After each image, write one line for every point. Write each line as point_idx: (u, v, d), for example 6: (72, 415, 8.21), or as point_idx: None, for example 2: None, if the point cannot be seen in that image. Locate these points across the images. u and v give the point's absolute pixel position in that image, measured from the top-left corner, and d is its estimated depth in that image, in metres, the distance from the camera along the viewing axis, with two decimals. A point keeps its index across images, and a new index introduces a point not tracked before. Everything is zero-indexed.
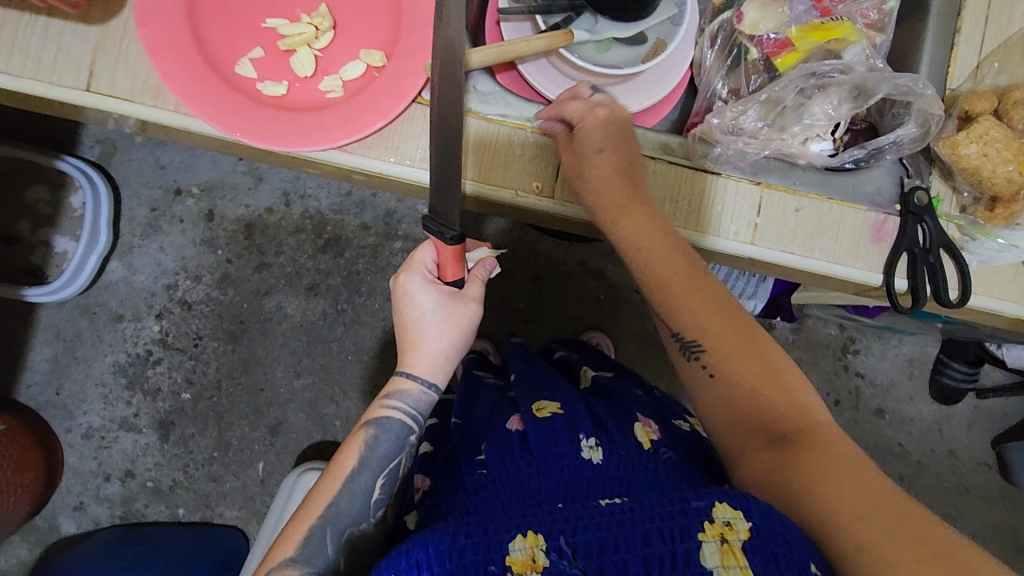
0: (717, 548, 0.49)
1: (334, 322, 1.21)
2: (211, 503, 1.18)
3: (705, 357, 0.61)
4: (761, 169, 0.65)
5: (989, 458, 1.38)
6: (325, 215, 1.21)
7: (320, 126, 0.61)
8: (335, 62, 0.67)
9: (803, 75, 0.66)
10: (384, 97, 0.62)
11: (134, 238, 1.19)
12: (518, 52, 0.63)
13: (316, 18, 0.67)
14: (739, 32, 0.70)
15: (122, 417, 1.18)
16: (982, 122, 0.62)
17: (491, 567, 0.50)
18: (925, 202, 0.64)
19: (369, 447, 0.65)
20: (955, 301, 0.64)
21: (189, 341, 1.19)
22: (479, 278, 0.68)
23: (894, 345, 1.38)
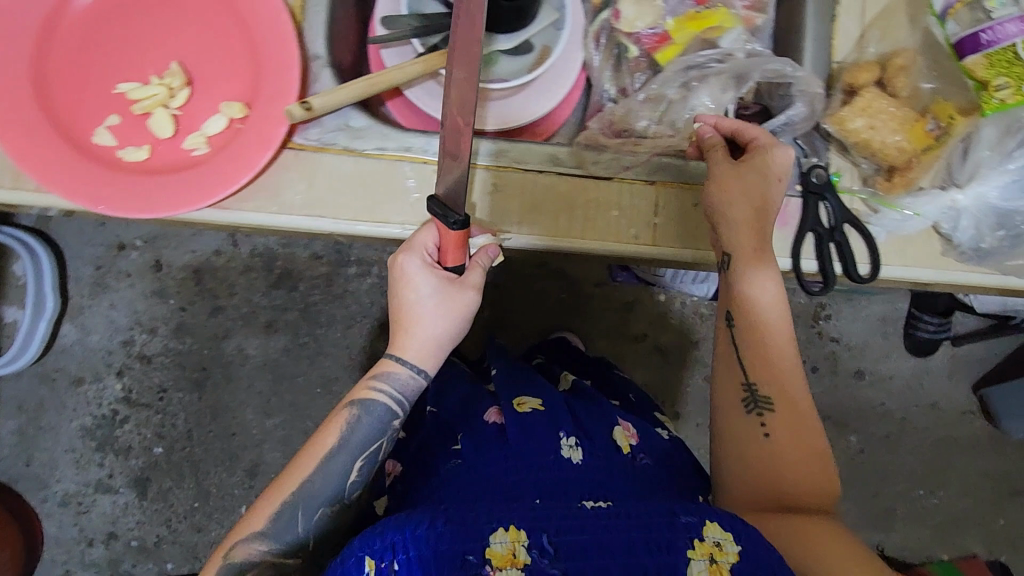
0: (705, 566, 0.52)
1: (298, 357, 1.20)
2: (199, 554, 1.17)
3: (768, 414, 0.62)
4: (654, 169, 0.65)
5: (972, 405, 1.38)
6: (273, 250, 1.20)
7: (187, 186, 0.60)
8: (196, 118, 0.65)
9: (682, 70, 0.67)
10: (250, 147, 0.60)
11: (83, 298, 1.17)
12: (390, 80, 0.62)
13: (167, 78, 0.65)
14: (618, 30, 0.70)
15: (97, 479, 1.16)
16: (864, 95, 0.63)
17: (469, 557, 0.52)
18: (825, 179, 0.63)
19: (350, 427, 0.63)
20: (866, 275, 0.63)
21: (154, 395, 1.18)
22: (480, 265, 0.61)
23: (863, 305, 1.37)
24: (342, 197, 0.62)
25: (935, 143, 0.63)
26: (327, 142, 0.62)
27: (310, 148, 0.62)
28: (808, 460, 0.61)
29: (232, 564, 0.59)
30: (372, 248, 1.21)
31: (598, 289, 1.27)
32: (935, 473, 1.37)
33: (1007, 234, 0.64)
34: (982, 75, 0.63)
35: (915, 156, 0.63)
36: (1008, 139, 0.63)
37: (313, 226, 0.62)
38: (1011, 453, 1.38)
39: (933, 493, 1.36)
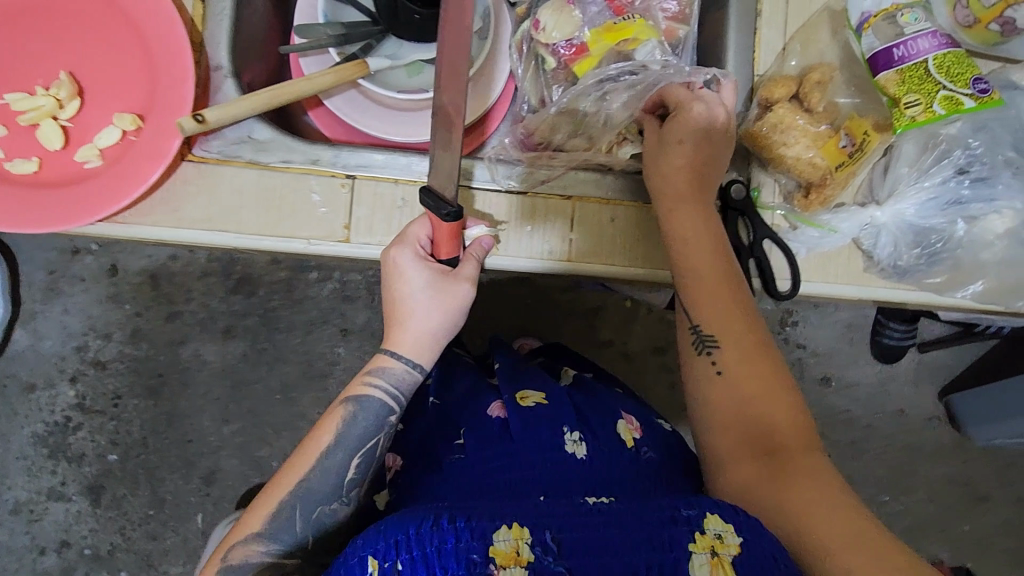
0: (706, 560, 0.48)
1: (255, 363, 1.18)
2: (154, 562, 1.15)
3: (717, 353, 0.60)
4: (570, 183, 0.65)
5: (938, 412, 1.37)
6: (231, 255, 1.18)
7: (76, 200, 0.58)
8: (89, 129, 0.63)
9: (594, 81, 0.65)
10: (144, 160, 0.58)
11: (35, 303, 1.15)
12: (299, 91, 0.62)
13: (54, 88, 0.62)
14: (537, 40, 0.69)
15: (49, 487, 1.14)
16: (777, 110, 0.62)
17: (474, 556, 0.47)
18: (743, 195, 0.64)
19: (346, 424, 0.62)
20: (787, 291, 0.64)
21: (108, 401, 1.16)
22: (475, 256, 0.61)
23: (831, 311, 1.34)
24: (244, 211, 0.60)
25: (848, 161, 0.62)
26: (230, 155, 0.61)
27: (211, 161, 0.61)
28: (785, 410, 0.58)
29: (231, 564, 0.60)
30: None
31: (565, 296, 1.22)
32: (900, 480, 1.36)
33: (923, 252, 0.63)
34: (894, 92, 0.62)
35: (830, 172, 0.62)
36: (925, 156, 0.63)
37: (216, 241, 0.60)
38: (979, 461, 1.36)
39: (898, 500, 1.35)
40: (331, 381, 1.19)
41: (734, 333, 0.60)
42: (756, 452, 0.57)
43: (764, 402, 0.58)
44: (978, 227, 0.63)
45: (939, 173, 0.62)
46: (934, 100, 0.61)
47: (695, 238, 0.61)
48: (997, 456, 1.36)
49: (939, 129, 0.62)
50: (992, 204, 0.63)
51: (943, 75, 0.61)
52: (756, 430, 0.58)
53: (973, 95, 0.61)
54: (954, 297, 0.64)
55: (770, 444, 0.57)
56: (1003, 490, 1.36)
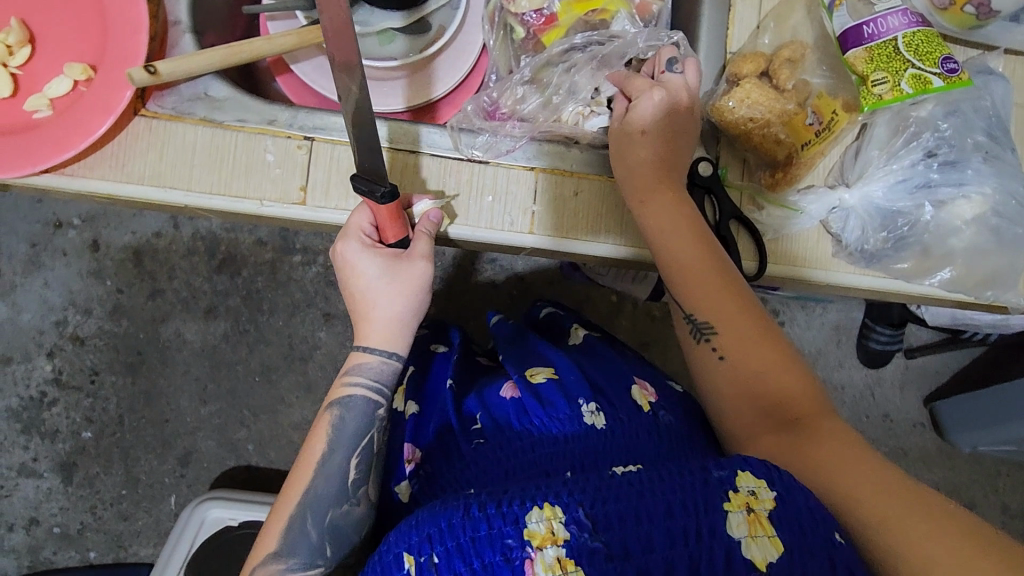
0: (744, 518, 0.45)
1: (236, 344, 1.17)
2: (125, 543, 1.14)
3: (716, 339, 0.59)
4: (534, 155, 0.63)
5: (923, 418, 1.36)
6: (216, 234, 1.17)
7: (15, 146, 0.56)
8: (38, 80, 0.63)
9: (562, 50, 0.66)
10: (90, 111, 0.57)
11: (15, 276, 1.14)
12: (256, 51, 0.58)
13: (4, 35, 0.62)
14: (507, 10, 0.68)
15: (21, 462, 1.13)
16: (744, 84, 0.61)
17: (508, 540, 0.45)
18: (710, 172, 0.64)
19: (336, 426, 0.61)
20: (752, 272, 0.63)
21: (85, 378, 1.15)
22: (426, 234, 0.60)
23: (819, 312, 1.34)
24: (194, 169, 0.60)
25: (816, 140, 0.61)
26: (183, 112, 0.60)
27: (164, 117, 0.60)
28: (796, 379, 0.57)
29: None
30: (318, 236, 1.18)
31: (551, 288, 1.21)
32: None
33: (890, 236, 0.63)
34: (862, 69, 0.61)
35: (795, 150, 0.62)
36: (895, 139, 0.62)
37: (164, 198, 0.60)
38: (962, 468, 1.35)
39: None
40: (311, 365, 1.18)
41: (728, 316, 0.59)
42: (770, 421, 0.56)
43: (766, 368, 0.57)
44: (946, 211, 0.62)
45: (908, 155, 0.62)
46: (903, 78, 0.59)
47: (675, 236, 0.60)
48: (981, 464, 1.35)
49: (909, 111, 0.62)
50: (960, 188, 0.62)
51: (911, 54, 0.59)
52: (764, 401, 0.57)
53: (942, 75, 0.59)
54: (922, 284, 0.64)
55: (783, 409, 0.56)
56: (987, 499, 1.34)
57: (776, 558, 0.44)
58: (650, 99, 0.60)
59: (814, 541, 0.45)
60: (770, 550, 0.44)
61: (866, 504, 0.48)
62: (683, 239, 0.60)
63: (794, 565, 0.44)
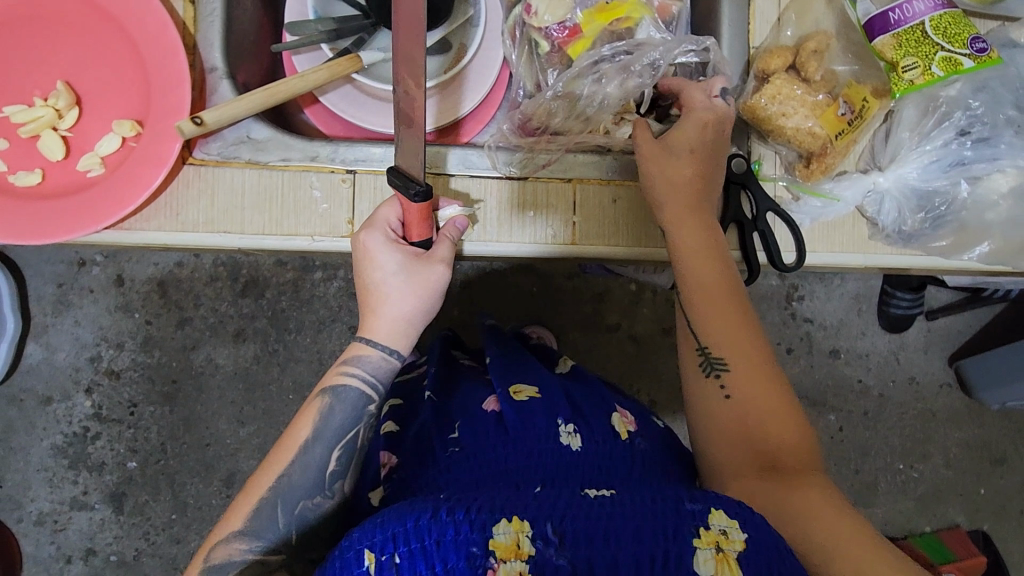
0: (712, 555, 0.49)
1: (267, 364, 1.19)
2: (179, 565, 1.17)
3: (727, 376, 0.60)
4: (570, 166, 0.65)
5: (949, 377, 1.35)
6: (237, 258, 1.18)
7: (82, 208, 0.58)
8: (89, 138, 0.64)
9: (591, 63, 0.65)
10: (144, 166, 0.58)
11: (46, 317, 1.16)
12: (293, 88, 0.61)
13: (52, 99, 0.63)
14: (529, 24, 0.68)
15: (72, 496, 1.16)
16: (774, 81, 0.61)
17: (474, 548, 0.49)
18: (744, 168, 0.64)
19: (324, 415, 0.63)
20: (792, 263, 0.64)
21: (125, 410, 1.17)
22: (450, 238, 0.61)
23: (838, 284, 1.33)
24: (245, 211, 0.61)
25: (848, 129, 0.62)
26: (229, 156, 0.62)
27: (211, 164, 0.61)
28: (794, 432, 0.58)
29: (212, 566, 0.60)
30: None
31: (571, 282, 1.23)
32: (915, 447, 1.34)
33: (927, 216, 0.64)
34: (891, 56, 0.62)
35: (829, 141, 0.62)
36: (925, 120, 0.63)
37: (221, 243, 0.61)
38: (991, 423, 1.35)
39: (914, 468, 1.34)
40: None
41: (743, 354, 0.61)
42: (758, 463, 0.57)
43: (764, 411, 0.59)
44: (981, 186, 0.63)
45: (940, 135, 0.62)
46: (933, 61, 0.61)
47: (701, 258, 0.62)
48: (1010, 419, 1.35)
49: (938, 92, 0.62)
50: (994, 163, 0.62)
51: (940, 37, 0.61)
52: (754, 444, 0.58)
53: (972, 55, 0.60)
54: (963, 259, 0.64)
55: (771, 456, 0.57)
56: (1019, 453, 1.35)
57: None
58: (692, 121, 0.61)
59: None
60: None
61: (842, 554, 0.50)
62: (705, 262, 0.62)
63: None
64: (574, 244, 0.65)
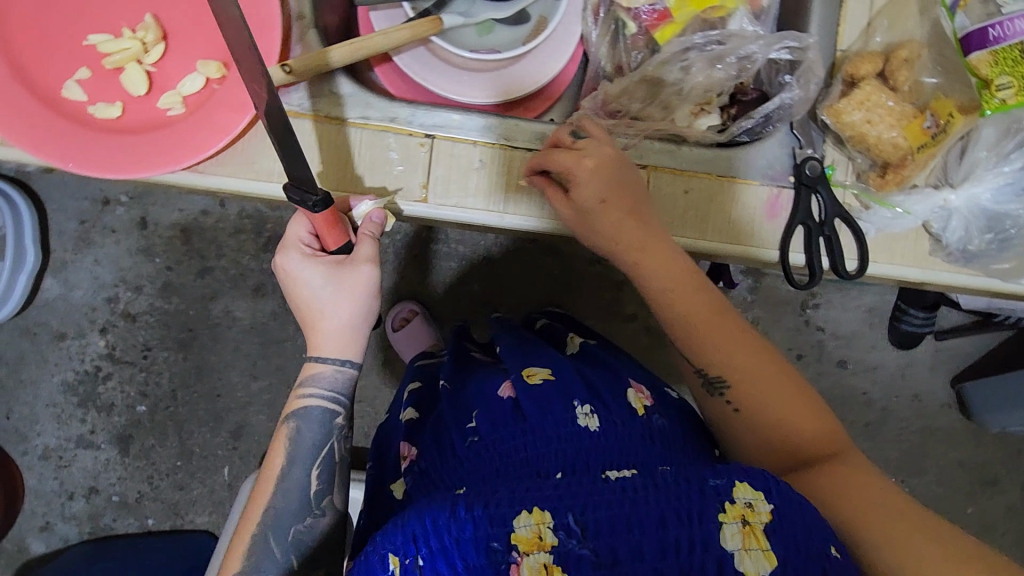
0: (739, 529, 0.50)
1: (285, 322, 1.19)
2: (181, 511, 1.18)
3: (730, 392, 0.62)
4: (645, 152, 0.64)
5: (951, 397, 1.37)
6: (263, 212, 1.17)
7: (159, 147, 0.58)
8: (171, 76, 0.63)
9: (680, 50, 0.66)
10: (222, 110, 0.58)
11: (66, 253, 1.15)
12: (377, 47, 0.62)
13: (140, 31, 0.62)
14: (617, 4, 0.69)
15: (79, 434, 1.16)
16: (863, 88, 0.63)
17: (495, 543, 0.50)
18: (819, 171, 0.64)
19: (294, 440, 0.62)
20: (854, 271, 0.65)
21: (138, 353, 1.17)
22: (369, 235, 0.59)
23: (855, 295, 1.34)
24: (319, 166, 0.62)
25: (930, 142, 0.63)
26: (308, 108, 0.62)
27: (292, 114, 0.62)
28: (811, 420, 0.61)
29: None
30: None
31: (592, 269, 1.22)
32: (909, 463, 1.37)
33: (995, 237, 0.65)
34: (985, 73, 0.61)
35: (909, 153, 0.63)
36: (1005, 141, 0.63)
37: None
38: (986, 445, 1.38)
39: (906, 482, 1.36)
40: None
41: (749, 370, 0.62)
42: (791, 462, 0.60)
43: (783, 410, 0.61)
44: None
45: (1020, 158, 0.63)
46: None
47: (691, 295, 0.63)
48: (1005, 442, 1.38)
49: None
50: None
51: None
52: (785, 440, 0.60)
53: None
54: (1020, 284, 0.66)
55: (803, 451, 0.60)
56: (1010, 476, 1.38)
57: (768, 570, 0.48)
58: (600, 151, 0.60)
59: (809, 557, 0.49)
60: (762, 563, 0.48)
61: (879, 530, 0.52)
62: (683, 290, 0.63)
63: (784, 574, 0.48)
64: None
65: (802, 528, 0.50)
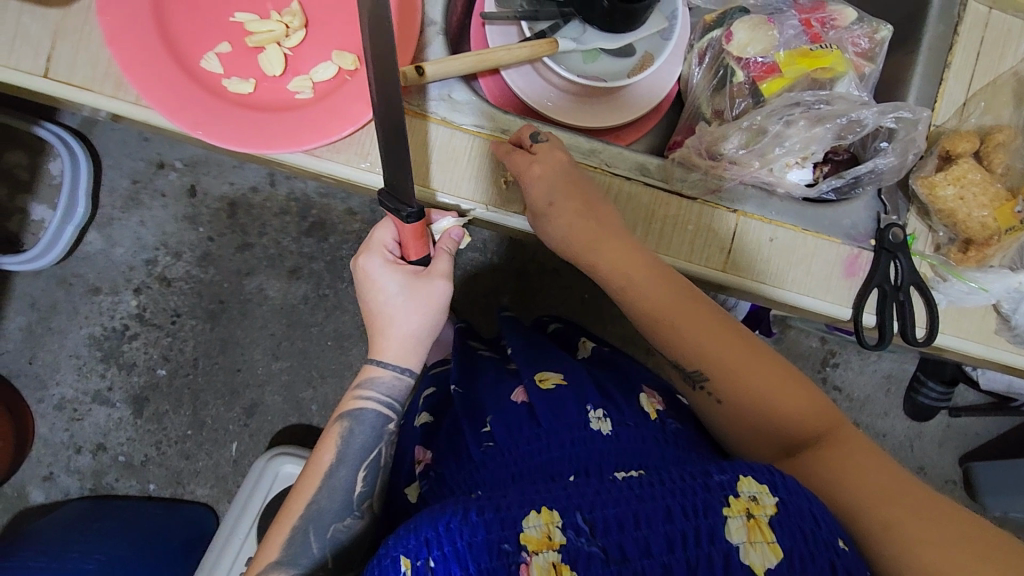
0: (744, 523, 0.50)
1: (315, 307, 1.20)
2: (183, 481, 1.18)
3: (710, 384, 0.64)
4: (737, 196, 0.67)
5: (956, 476, 1.37)
6: (311, 197, 1.19)
7: (288, 129, 0.61)
8: (305, 61, 0.67)
9: (787, 105, 0.68)
10: (355, 102, 0.61)
11: (114, 210, 1.17)
12: (497, 60, 0.66)
13: (287, 16, 0.66)
14: (727, 51, 0.72)
15: (96, 389, 1.17)
16: (961, 164, 0.66)
17: (505, 545, 0.49)
18: (900, 239, 0.67)
19: (345, 439, 0.64)
20: (921, 339, 0.67)
21: (167, 318, 1.18)
22: (446, 251, 0.64)
23: (873, 360, 1.35)
24: (432, 168, 0.65)
25: (1018, 226, 0.66)
26: (428, 109, 0.65)
27: (412, 112, 0.65)
28: (795, 402, 0.61)
29: None
30: None
31: None
32: None
33: None
34: None
35: (997, 233, 0.66)
36: None
37: None
38: None
39: None
40: None
41: (728, 359, 0.63)
42: (781, 447, 0.61)
43: (766, 393, 0.62)
44: None
45: None
46: None
47: (673, 297, 0.64)
48: None
49: None
50: None
51: None
52: (776, 428, 0.61)
53: None
54: None
55: (796, 435, 0.61)
56: None
57: (774, 562, 0.48)
58: (553, 159, 0.63)
59: (818, 548, 0.49)
60: (768, 556, 0.48)
61: (875, 512, 0.53)
62: (667, 289, 0.64)
63: (791, 568, 0.48)
64: (723, 271, 0.66)
65: (809, 518, 0.51)
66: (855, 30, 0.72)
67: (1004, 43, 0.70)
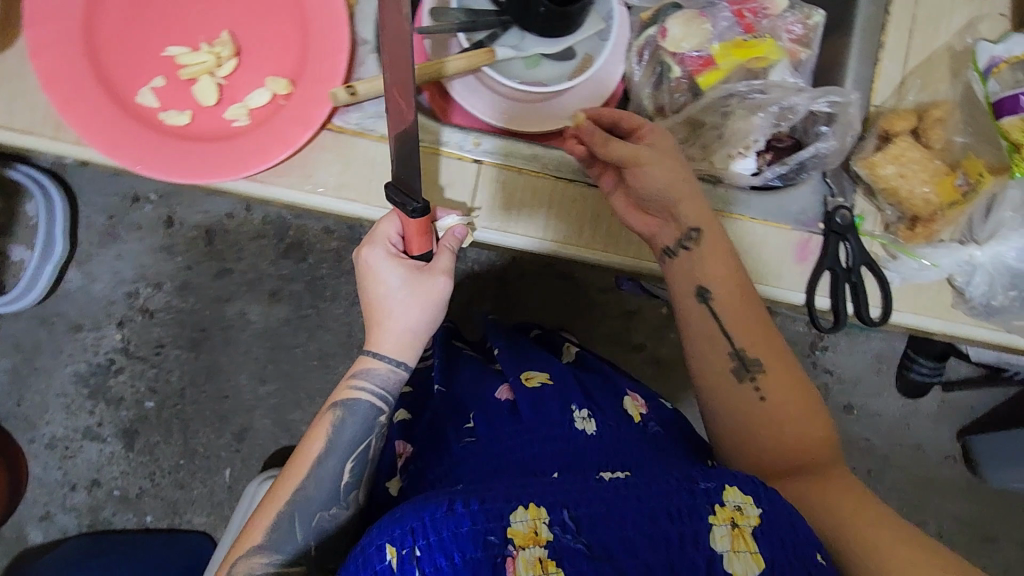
0: (728, 531, 0.50)
1: (297, 328, 1.20)
2: (179, 510, 1.17)
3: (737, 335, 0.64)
4: None
5: (955, 450, 1.37)
6: (285, 219, 1.19)
7: (228, 157, 0.63)
8: (240, 89, 0.68)
9: (723, 96, 0.70)
10: (293, 125, 0.63)
11: (91, 246, 1.17)
12: (441, 71, 0.68)
13: (217, 47, 0.67)
14: (662, 48, 0.73)
15: (86, 426, 1.17)
16: (898, 143, 0.67)
17: (492, 537, 0.49)
18: (847, 221, 0.67)
19: (336, 428, 0.64)
20: (876, 318, 0.68)
21: (151, 349, 1.18)
22: (449, 249, 0.63)
23: (860, 341, 1.35)
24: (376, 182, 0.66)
25: (961, 200, 0.68)
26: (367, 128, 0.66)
27: (350, 132, 0.66)
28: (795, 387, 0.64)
29: None
30: None
31: (603, 296, 1.24)
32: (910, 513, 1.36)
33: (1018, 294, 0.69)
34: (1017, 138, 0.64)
35: (939, 209, 0.67)
36: None
37: (346, 210, 0.66)
38: (986, 500, 1.37)
39: None
40: None
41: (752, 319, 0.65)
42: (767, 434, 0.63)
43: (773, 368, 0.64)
44: None
45: None
46: None
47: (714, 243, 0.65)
48: (1004, 499, 1.37)
49: None
50: None
51: None
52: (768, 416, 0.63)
53: None
54: None
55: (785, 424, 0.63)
56: (1008, 532, 1.37)
57: (757, 571, 0.49)
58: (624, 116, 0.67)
59: (794, 554, 0.50)
60: (751, 565, 0.49)
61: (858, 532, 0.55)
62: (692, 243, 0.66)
63: None
64: None
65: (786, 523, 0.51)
66: (788, 18, 0.73)
67: (935, 21, 0.70)
